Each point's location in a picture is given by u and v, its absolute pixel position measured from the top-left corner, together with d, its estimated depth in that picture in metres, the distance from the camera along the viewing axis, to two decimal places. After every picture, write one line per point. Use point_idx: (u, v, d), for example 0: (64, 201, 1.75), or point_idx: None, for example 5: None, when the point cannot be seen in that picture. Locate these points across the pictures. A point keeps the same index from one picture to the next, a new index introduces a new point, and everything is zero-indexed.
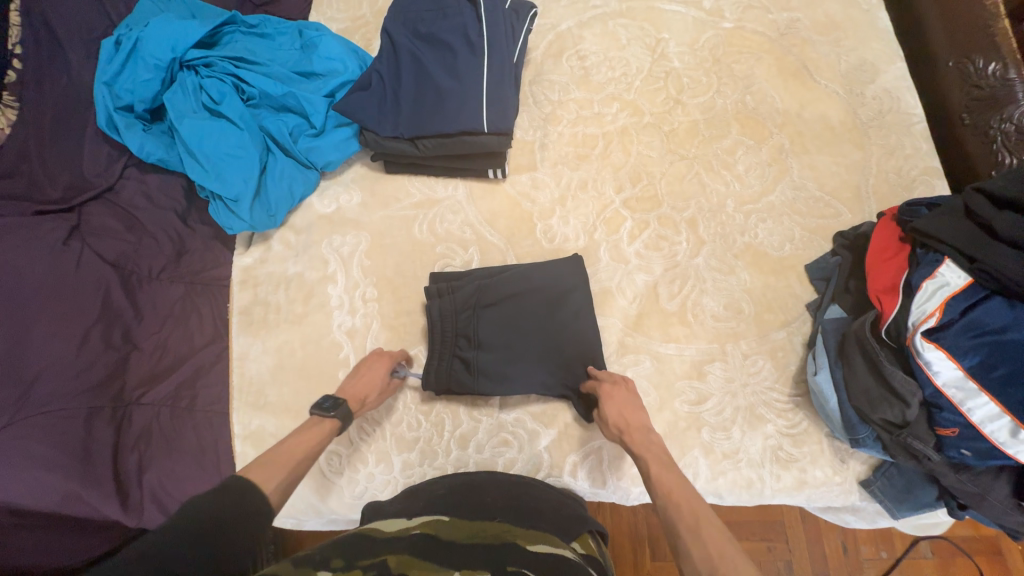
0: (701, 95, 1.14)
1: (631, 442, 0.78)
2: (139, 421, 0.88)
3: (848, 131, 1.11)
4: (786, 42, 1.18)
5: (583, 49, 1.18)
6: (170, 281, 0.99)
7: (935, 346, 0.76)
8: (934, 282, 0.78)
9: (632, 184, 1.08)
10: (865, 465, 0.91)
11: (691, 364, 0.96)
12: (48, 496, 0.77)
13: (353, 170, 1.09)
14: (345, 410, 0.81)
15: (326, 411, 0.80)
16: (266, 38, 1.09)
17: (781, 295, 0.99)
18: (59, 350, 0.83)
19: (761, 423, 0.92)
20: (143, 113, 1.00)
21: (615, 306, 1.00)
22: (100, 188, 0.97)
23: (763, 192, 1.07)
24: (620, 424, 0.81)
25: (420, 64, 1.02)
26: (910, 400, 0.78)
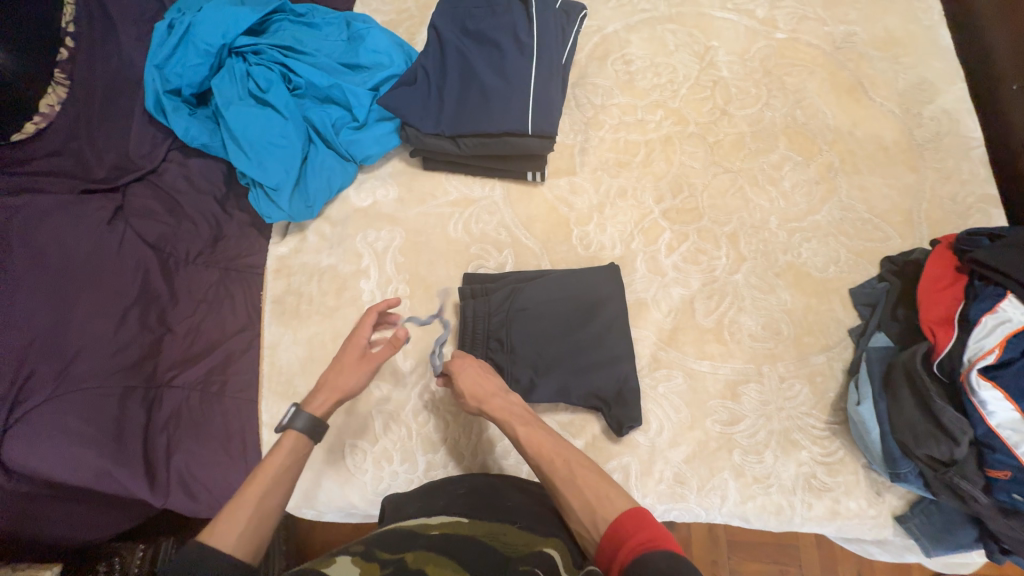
0: (748, 107, 1.11)
1: (489, 409, 0.79)
2: (170, 403, 0.89)
3: (901, 152, 1.07)
4: (842, 57, 1.14)
5: (629, 54, 1.15)
6: (206, 266, 1.00)
7: (992, 385, 0.74)
8: (994, 318, 0.76)
9: (673, 195, 1.05)
10: (901, 499, 0.88)
11: (725, 384, 0.93)
12: (80, 472, 0.77)
13: (391, 165, 1.08)
14: (306, 420, 0.72)
15: (286, 424, 0.72)
16: (313, 28, 1.09)
17: (823, 318, 0.96)
18: (98, 328, 0.83)
19: (796, 449, 0.89)
20: (190, 98, 1.00)
21: (650, 318, 0.98)
22: (144, 169, 0.99)
23: (809, 211, 1.03)
24: (476, 395, 0.81)
25: (467, 61, 1.01)
26: (959, 438, 0.74)
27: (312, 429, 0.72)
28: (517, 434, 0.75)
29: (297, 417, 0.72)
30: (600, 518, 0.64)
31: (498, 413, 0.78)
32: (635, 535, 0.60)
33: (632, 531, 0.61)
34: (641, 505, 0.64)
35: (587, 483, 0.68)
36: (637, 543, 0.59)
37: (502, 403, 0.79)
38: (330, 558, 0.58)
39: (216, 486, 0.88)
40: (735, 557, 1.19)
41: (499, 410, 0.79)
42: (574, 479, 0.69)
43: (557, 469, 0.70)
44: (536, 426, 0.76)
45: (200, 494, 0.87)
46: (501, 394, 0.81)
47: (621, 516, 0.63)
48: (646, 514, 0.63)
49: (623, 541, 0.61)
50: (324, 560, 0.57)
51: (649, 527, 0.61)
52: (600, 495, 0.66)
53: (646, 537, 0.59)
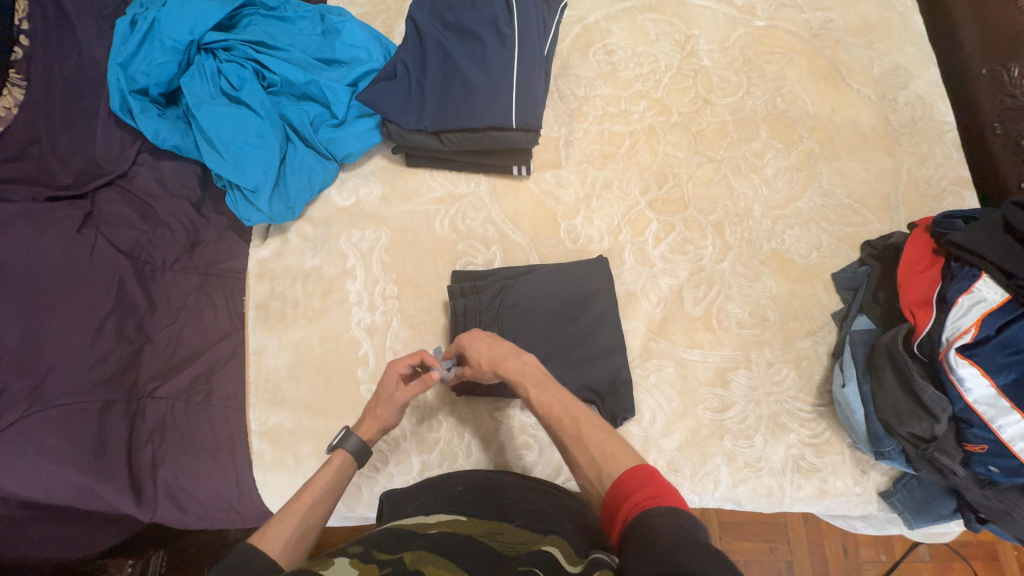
0: (730, 95, 1.12)
1: (504, 371, 0.78)
2: (153, 414, 0.86)
3: (879, 138, 1.09)
4: (819, 44, 1.15)
5: (611, 44, 1.14)
6: (184, 272, 0.96)
7: (969, 362, 0.77)
8: (970, 298, 0.78)
9: (658, 185, 1.06)
10: (885, 476, 0.91)
11: (715, 371, 0.95)
12: (61, 489, 0.75)
13: (373, 163, 1.06)
14: (356, 443, 0.77)
15: (337, 443, 0.77)
16: (286, 22, 1.05)
17: (807, 304, 0.98)
18: (73, 342, 0.80)
19: (784, 432, 0.92)
20: (158, 97, 0.96)
21: (639, 309, 0.98)
22: (113, 174, 0.95)
23: (791, 198, 1.05)
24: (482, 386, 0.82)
25: (447, 54, 0.99)
26: (939, 416, 0.77)
27: (361, 449, 0.77)
28: (530, 397, 0.75)
29: (348, 438, 0.77)
30: (607, 475, 0.65)
31: (512, 375, 0.78)
32: (639, 492, 0.60)
33: (638, 488, 0.61)
34: (650, 463, 0.64)
35: (594, 441, 0.69)
36: (641, 498, 0.59)
37: (517, 364, 0.78)
38: (327, 560, 0.56)
39: (208, 497, 0.87)
40: (726, 537, 1.21)
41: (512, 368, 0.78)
42: (583, 439, 0.70)
43: (567, 430, 0.71)
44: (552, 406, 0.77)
45: (189, 506, 0.86)
46: (516, 356, 0.80)
47: (628, 473, 0.63)
48: (653, 472, 0.62)
49: (627, 497, 0.61)
50: (322, 562, 0.56)
51: (655, 485, 0.60)
52: (605, 454, 0.67)
53: (650, 494, 0.59)
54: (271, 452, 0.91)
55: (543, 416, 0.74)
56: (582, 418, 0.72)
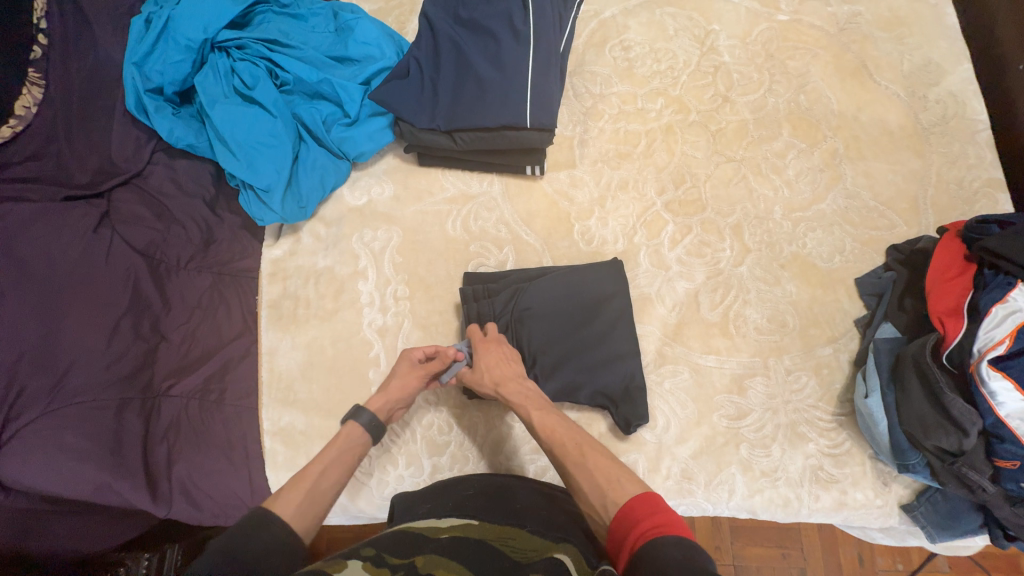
0: (751, 92, 1.08)
1: (513, 396, 0.80)
2: (168, 412, 0.86)
3: (907, 137, 1.05)
4: (846, 38, 1.11)
5: (627, 40, 1.11)
6: (198, 271, 0.97)
7: (1002, 375, 0.73)
8: (1004, 309, 0.75)
9: (675, 186, 1.03)
10: (908, 489, 0.88)
11: (731, 378, 0.92)
12: (80, 486, 0.76)
13: (385, 161, 1.05)
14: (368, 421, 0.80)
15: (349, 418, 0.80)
16: (299, 19, 1.05)
17: (829, 310, 0.96)
18: (90, 341, 0.81)
19: (803, 441, 0.89)
20: (173, 96, 0.96)
21: (654, 313, 0.96)
22: (130, 173, 0.95)
23: (814, 199, 1.02)
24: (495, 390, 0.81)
25: (461, 51, 0.97)
26: (969, 430, 0.74)
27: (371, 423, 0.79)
28: (540, 422, 0.77)
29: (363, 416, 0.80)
30: (610, 502, 0.65)
31: (522, 401, 0.80)
32: (645, 520, 0.60)
33: (643, 516, 0.60)
34: (654, 491, 0.64)
35: (599, 469, 0.69)
36: (649, 527, 0.59)
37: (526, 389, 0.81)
38: (340, 561, 0.55)
39: (222, 495, 0.87)
40: (737, 542, 1.19)
41: (514, 396, 0.80)
42: (586, 465, 0.70)
43: (570, 456, 0.72)
44: (549, 413, 0.78)
45: (204, 503, 0.86)
46: (525, 383, 0.82)
47: (633, 500, 0.63)
48: (660, 500, 0.62)
49: (632, 526, 0.61)
50: (335, 563, 0.54)
51: (661, 513, 0.60)
52: (610, 479, 0.67)
53: (657, 522, 0.59)
54: (284, 452, 0.92)
55: (548, 443, 0.75)
56: (588, 448, 0.72)
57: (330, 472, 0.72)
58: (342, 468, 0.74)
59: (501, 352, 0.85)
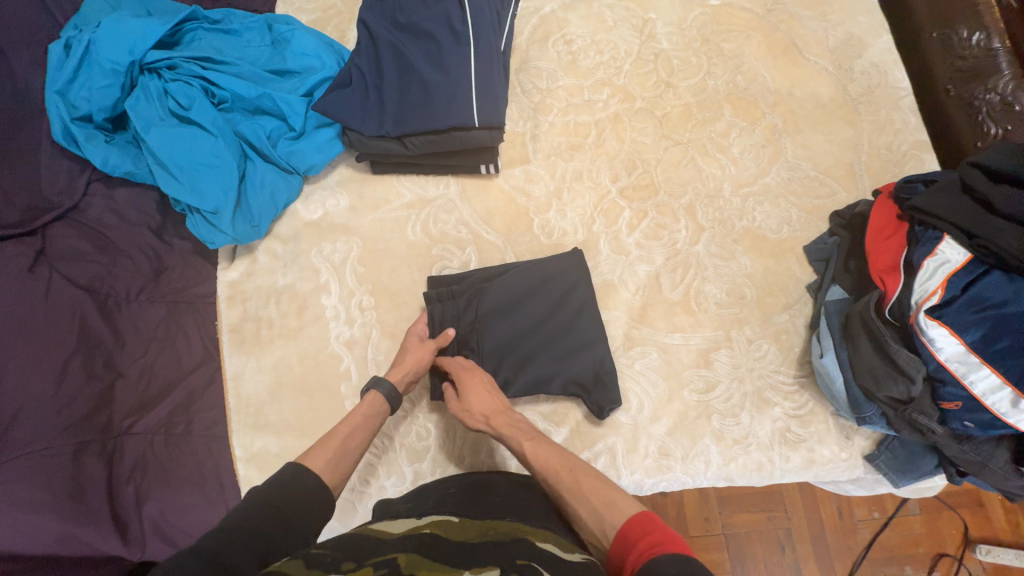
0: (691, 77, 1.12)
1: (496, 424, 0.81)
2: (132, 452, 0.83)
3: (839, 108, 1.11)
4: (774, 19, 1.16)
5: (569, 33, 1.13)
6: (150, 301, 0.93)
7: (938, 323, 0.78)
8: (935, 261, 0.80)
9: (628, 173, 1.06)
10: (869, 440, 0.93)
11: (697, 353, 0.95)
12: (41, 539, 0.72)
13: (337, 173, 1.03)
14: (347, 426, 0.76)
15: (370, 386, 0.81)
16: (232, 34, 1.02)
17: (782, 278, 1.00)
18: (36, 386, 0.76)
19: (769, 406, 0.93)
20: (104, 123, 0.92)
21: (619, 298, 0.98)
22: (63, 207, 0.89)
23: (759, 174, 1.06)
24: (479, 408, 0.82)
25: (403, 56, 0.96)
26: (914, 377, 0.79)
27: (390, 394, 0.82)
28: (525, 452, 0.77)
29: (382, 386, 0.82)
30: (609, 526, 0.66)
31: (505, 429, 0.81)
32: (643, 541, 0.61)
33: (641, 535, 0.62)
34: (651, 510, 0.65)
35: (594, 492, 0.70)
36: (646, 547, 0.60)
37: (507, 420, 0.81)
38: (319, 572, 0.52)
39: (197, 530, 0.83)
40: (725, 510, 1.23)
41: (505, 428, 0.81)
42: (583, 492, 0.71)
43: (568, 485, 0.72)
44: (540, 442, 0.78)
45: (179, 541, 0.82)
46: (505, 413, 0.83)
47: (630, 521, 0.64)
48: (655, 519, 0.63)
49: (631, 547, 0.61)
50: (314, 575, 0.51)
51: (657, 528, 0.62)
52: (607, 503, 0.68)
53: (653, 541, 0.60)
54: (259, 477, 0.90)
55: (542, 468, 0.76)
56: (585, 474, 0.72)
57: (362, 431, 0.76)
58: (366, 431, 0.78)
59: (479, 376, 0.86)
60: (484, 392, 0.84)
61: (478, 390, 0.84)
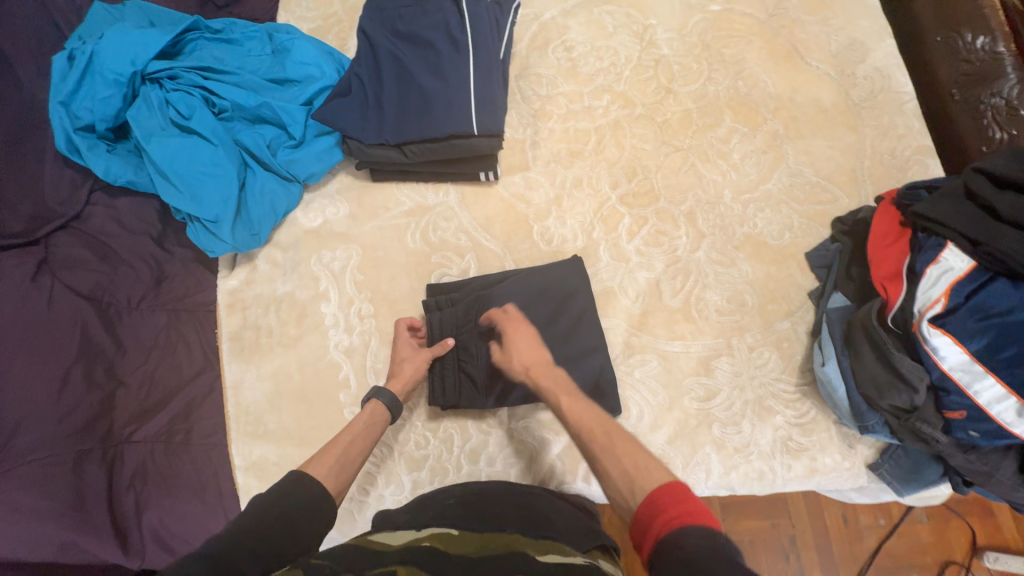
0: (692, 82, 1.12)
1: (537, 378, 0.83)
2: (132, 460, 0.83)
3: (841, 113, 1.10)
4: (776, 24, 1.16)
5: (569, 40, 1.13)
6: (152, 310, 0.94)
7: (942, 332, 0.77)
8: (938, 269, 0.79)
9: (628, 179, 1.05)
10: (872, 448, 0.92)
11: (698, 361, 0.95)
12: (42, 548, 0.72)
13: (337, 180, 1.04)
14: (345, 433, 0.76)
15: (370, 396, 0.83)
16: (233, 43, 1.02)
17: (783, 285, 0.99)
18: (37, 395, 0.76)
19: (770, 414, 0.92)
20: (106, 133, 0.93)
21: (619, 306, 0.98)
22: (66, 217, 0.90)
23: (760, 180, 1.05)
24: (523, 364, 0.84)
25: (402, 64, 0.97)
26: (917, 386, 0.78)
27: (391, 404, 0.83)
28: (562, 406, 0.78)
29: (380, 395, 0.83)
30: (638, 489, 0.61)
31: (545, 384, 0.82)
32: (673, 510, 0.56)
33: (673, 504, 0.57)
34: (681, 482, 0.60)
35: (626, 455, 0.66)
36: (676, 517, 0.55)
37: (549, 375, 0.83)
38: None
39: (198, 538, 0.84)
40: (728, 518, 1.22)
41: (545, 380, 0.82)
42: (615, 452, 0.67)
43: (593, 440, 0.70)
44: (578, 399, 0.78)
45: (180, 549, 0.83)
46: (547, 368, 0.84)
47: (661, 487, 0.59)
48: (689, 491, 0.58)
49: (659, 514, 0.57)
50: None
51: (690, 502, 0.56)
52: (638, 467, 0.64)
53: (685, 513, 0.55)
54: (258, 485, 0.90)
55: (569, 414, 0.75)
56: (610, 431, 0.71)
57: (360, 440, 0.76)
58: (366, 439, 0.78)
59: (525, 332, 0.87)
60: (528, 347, 0.86)
61: (522, 342, 0.86)
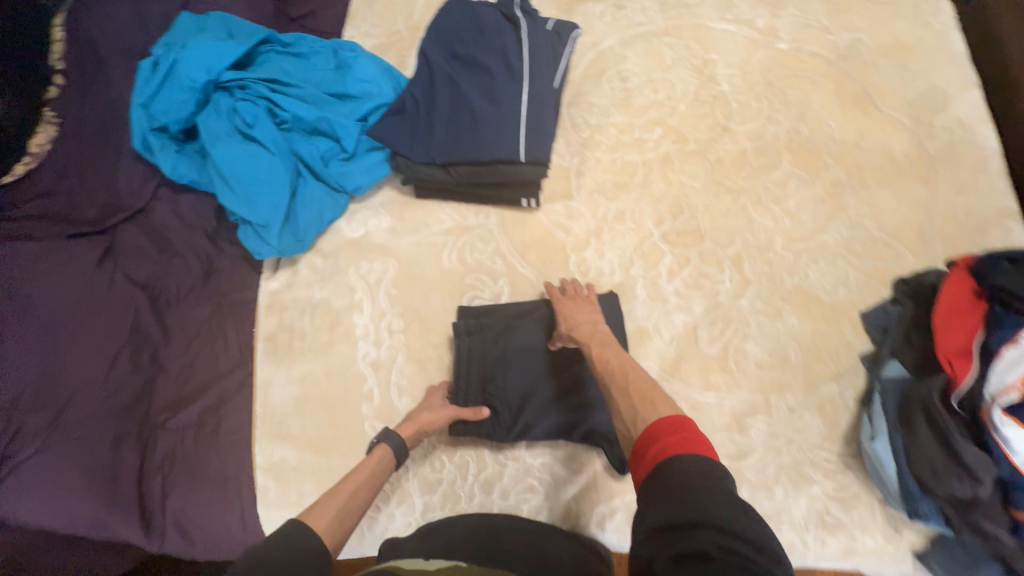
0: (750, 121, 1.07)
1: (577, 331, 0.84)
2: (164, 446, 0.86)
3: (913, 165, 1.03)
4: (847, 66, 1.10)
5: (624, 70, 1.12)
6: (197, 301, 0.96)
7: (1015, 422, 0.69)
8: (1016, 351, 0.71)
9: (673, 217, 1.02)
10: (920, 535, 0.84)
11: (731, 416, 0.90)
12: (76, 518, 0.78)
13: (382, 194, 1.06)
14: None
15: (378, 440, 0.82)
16: (300, 57, 1.07)
17: (832, 344, 0.93)
18: (88, 374, 0.84)
19: (807, 483, 0.86)
20: (177, 134, 0.99)
21: (651, 347, 0.94)
22: (133, 209, 0.97)
23: (816, 230, 0.99)
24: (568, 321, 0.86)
25: (456, 87, 0.98)
26: (983, 478, 0.70)
27: (400, 447, 0.82)
28: (592, 354, 0.80)
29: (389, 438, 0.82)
30: (641, 421, 0.66)
31: (585, 336, 0.83)
32: (669, 438, 0.61)
33: (670, 433, 0.61)
34: (684, 415, 0.64)
35: (639, 392, 0.71)
36: (672, 443, 0.60)
37: (590, 327, 0.84)
38: None
39: (214, 530, 0.85)
40: None
41: (585, 329, 0.84)
42: (628, 387, 0.73)
43: (614, 378, 0.75)
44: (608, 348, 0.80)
45: (196, 538, 0.85)
46: (589, 322, 0.85)
47: (661, 420, 0.63)
48: (686, 421, 0.63)
49: (656, 440, 0.62)
50: None
51: (689, 433, 0.61)
52: (644, 403, 0.69)
53: (681, 441, 0.60)
54: (275, 489, 0.89)
55: (601, 371, 0.78)
56: (631, 372, 0.75)
57: None
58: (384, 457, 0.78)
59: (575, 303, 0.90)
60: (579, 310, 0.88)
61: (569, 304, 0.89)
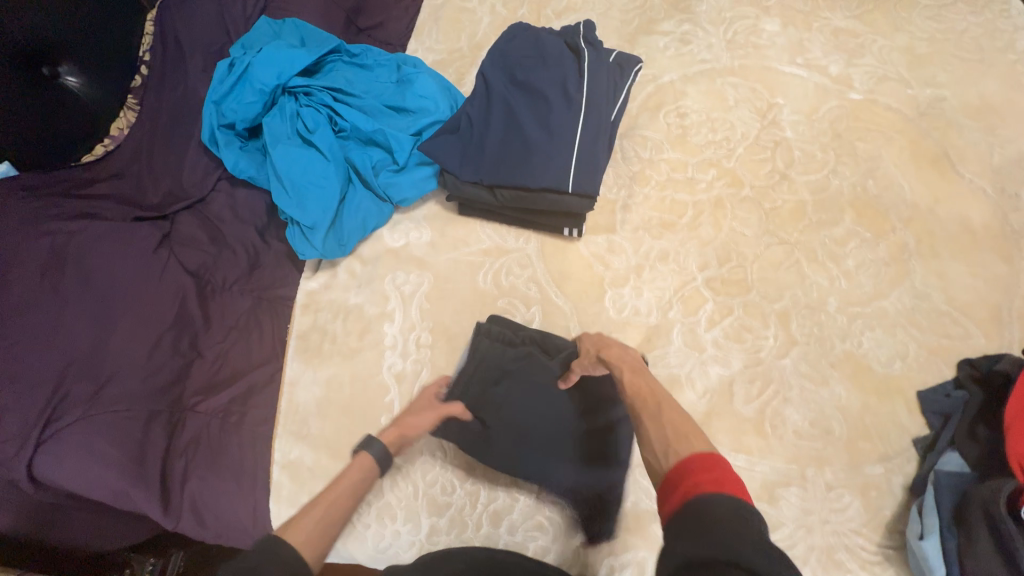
0: (813, 172, 1.02)
1: (607, 355, 0.79)
2: (191, 428, 0.88)
3: (991, 238, 0.95)
4: (925, 124, 1.04)
5: (683, 107, 1.09)
6: (240, 292, 1.00)
7: None
8: None
9: (719, 264, 0.98)
10: None
11: (762, 483, 0.84)
12: (101, 489, 0.80)
13: (426, 208, 1.07)
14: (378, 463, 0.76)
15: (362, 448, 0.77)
16: (365, 68, 1.10)
17: (881, 421, 0.86)
18: (133, 352, 0.86)
19: (839, 570, 0.79)
20: (242, 132, 1.04)
21: (683, 397, 0.90)
22: (192, 199, 1.02)
23: (875, 295, 0.93)
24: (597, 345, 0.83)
25: (512, 111, 0.98)
26: None
27: (381, 457, 0.77)
28: (622, 378, 0.74)
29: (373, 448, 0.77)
30: (672, 451, 0.60)
31: (612, 358, 0.78)
32: (703, 476, 0.55)
33: (702, 471, 0.55)
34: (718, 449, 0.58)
35: (670, 421, 0.64)
36: (703, 482, 0.55)
37: (619, 352, 0.79)
38: None
39: (227, 519, 0.86)
40: None
41: (615, 354, 0.78)
42: (662, 418, 0.65)
43: (643, 404, 0.69)
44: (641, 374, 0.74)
45: (209, 523, 0.86)
46: (619, 346, 0.81)
47: (693, 454, 0.57)
48: (720, 459, 0.57)
49: (686, 478, 0.56)
50: None
51: (723, 470, 0.55)
52: (679, 434, 0.62)
53: (714, 480, 0.54)
54: (288, 486, 0.91)
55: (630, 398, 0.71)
56: (663, 400, 0.68)
57: None
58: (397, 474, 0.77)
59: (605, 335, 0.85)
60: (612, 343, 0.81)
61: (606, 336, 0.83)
